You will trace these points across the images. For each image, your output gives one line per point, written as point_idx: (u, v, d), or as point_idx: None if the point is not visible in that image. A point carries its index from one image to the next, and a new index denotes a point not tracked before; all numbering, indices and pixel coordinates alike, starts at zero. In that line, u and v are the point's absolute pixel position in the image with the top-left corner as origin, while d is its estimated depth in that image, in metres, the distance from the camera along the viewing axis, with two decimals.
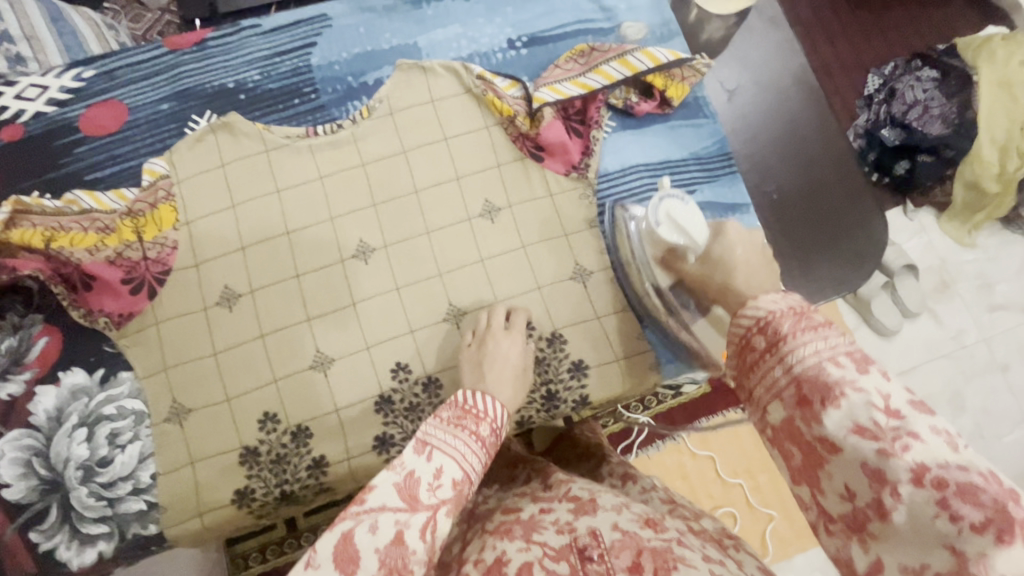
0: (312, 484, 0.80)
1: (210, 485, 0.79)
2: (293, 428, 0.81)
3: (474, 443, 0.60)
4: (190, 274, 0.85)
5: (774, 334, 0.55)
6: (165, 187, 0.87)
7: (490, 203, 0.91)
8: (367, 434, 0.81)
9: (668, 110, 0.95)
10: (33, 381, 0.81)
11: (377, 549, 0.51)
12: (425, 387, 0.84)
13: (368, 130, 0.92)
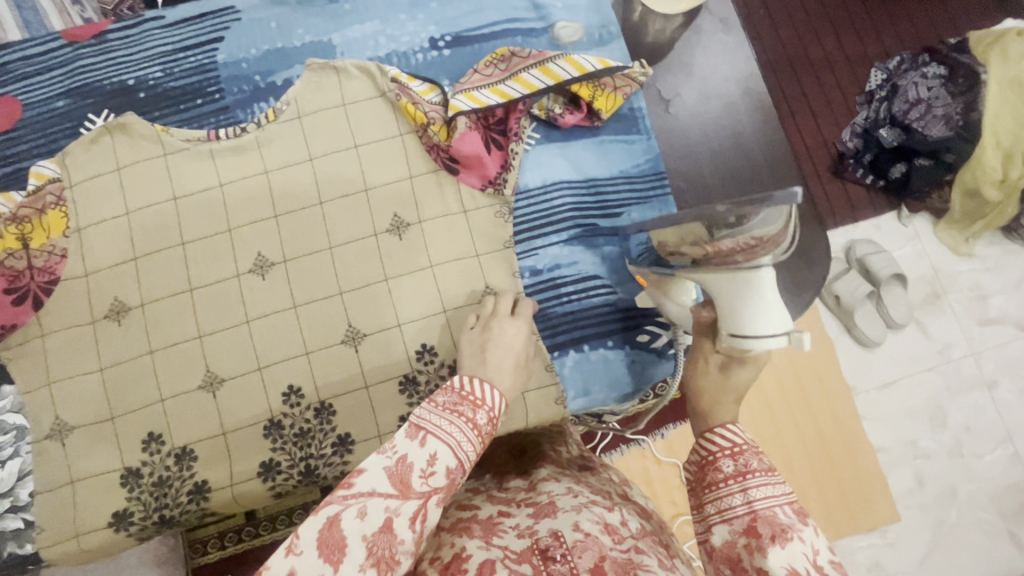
0: (196, 508, 0.78)
1: (87, 507, 0.76)
2: (177, 450, 0.78)
3: (469, 431, 0.52)
4: (79, 284, 0.82)
5: (743, 466, 0.51)
6: (53, 192, 0.83)
7: (399, 217, 0.85)
8: (253, 459, 0.78)
9: (596, 122, 0.88)
10: None
11: (363, 540, 0.44)
12: (317, 412, 0.80)
13: (273, 134, 0.86)
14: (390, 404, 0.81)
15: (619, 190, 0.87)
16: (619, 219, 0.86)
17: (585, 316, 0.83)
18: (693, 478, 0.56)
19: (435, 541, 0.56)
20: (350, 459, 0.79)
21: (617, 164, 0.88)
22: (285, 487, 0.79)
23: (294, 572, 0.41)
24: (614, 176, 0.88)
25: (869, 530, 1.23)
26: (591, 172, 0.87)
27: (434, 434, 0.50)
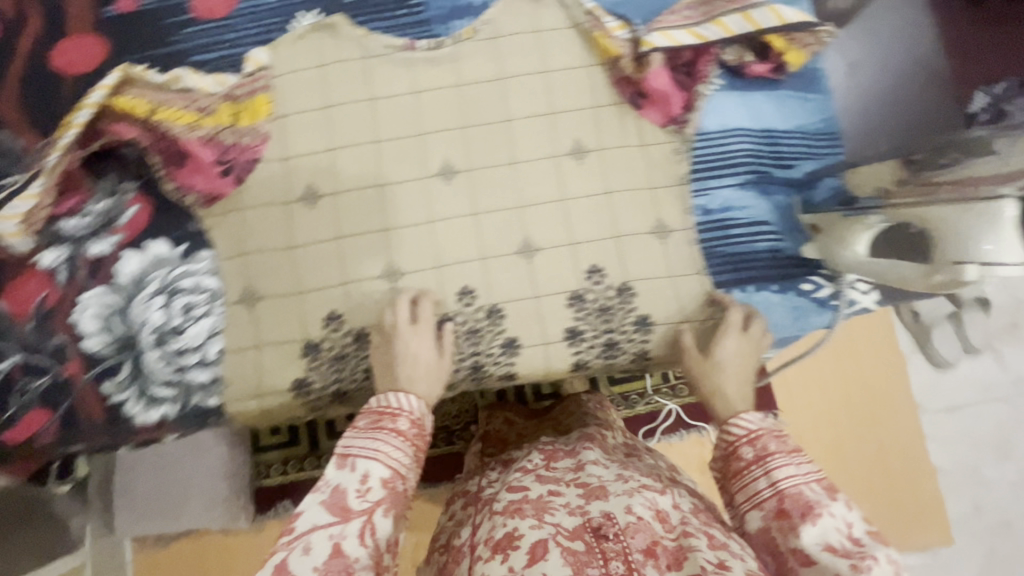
0: (369, 387, 0.83)
1: (269, 369, 0.81)
2: (355, 332, 0.83)
3: (395, 439, 0.67)
4: (277, 167, 0.86)
5: (761, 449, 0.65)
6: (264, 78, 0.88)
7: (580, 143, 0.88)
8: (425, 350, 0.82)
9: (781, 76, 0.90)
10: (120, 244, 0.84)
11: (356, 561, 0.59)
12: (488, 315, 0.84)
13: (467, 51, 0.90)
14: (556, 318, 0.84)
15: (795, 144, 0.89)
16: (793, 171, 0.89)
17: (752, 257, 0.86)
18: (720, 474, 0.69)
19: (491, 523, 0.65)
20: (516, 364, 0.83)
21: (796, 119, 0.90)
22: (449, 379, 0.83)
23: None
24: (791, 130, 0.89)
25: (920, 549, 1.25)
26: (769, 123, 0.89)
27: (363, 456, 0.64)
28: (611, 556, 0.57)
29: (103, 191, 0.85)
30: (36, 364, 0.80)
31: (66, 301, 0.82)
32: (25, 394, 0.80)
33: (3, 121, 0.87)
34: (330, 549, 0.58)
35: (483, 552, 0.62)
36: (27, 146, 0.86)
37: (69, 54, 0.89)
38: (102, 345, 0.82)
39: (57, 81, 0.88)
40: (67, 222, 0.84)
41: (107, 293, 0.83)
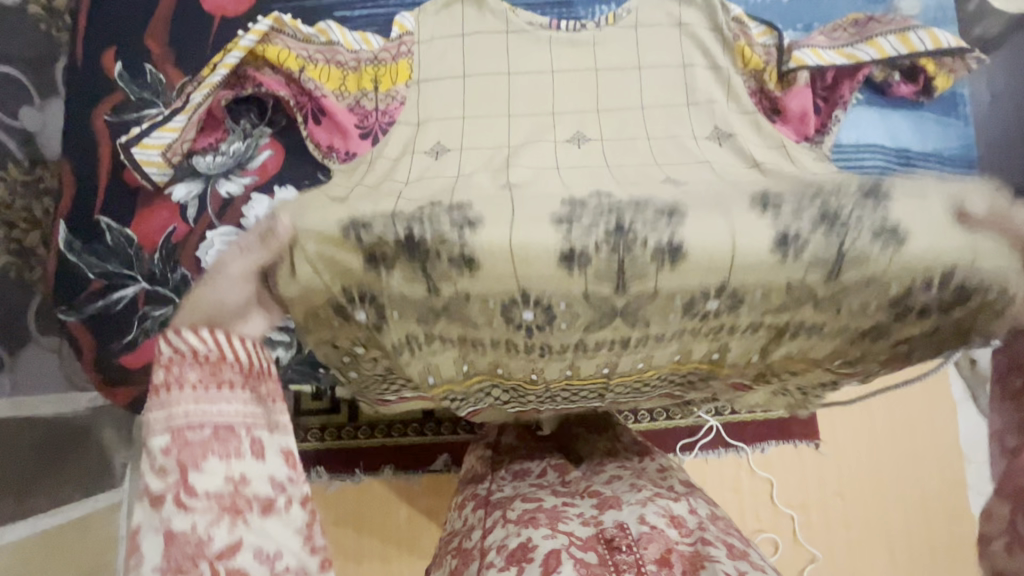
0: (501, 318, 0.47)
1: (226, 275, 0.42)
2: (463, 209, 0.43)
3: (189, 372, 0.40)
4: (406, 127, 0.84)
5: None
6: (408, 44, 0.89)
7: (720, 129, 0.82)
8: (541, 221, 0.42)
9: (923, 99, 0.89)
10: (250, 186, 0.86)
11: (195, 527, 0.39)
12: (728, 194, 0.43)
13: (608, 37, 0.90)
14: (747, 212, 0.42)
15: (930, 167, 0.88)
16: None
17: None
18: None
19: (505, 531, 0.67)
20: (671, 270, 0.43)
21: (932, 143, 0.89)
22: (542, 325, 0.47)
23: None
24: (927, 153, 0.88)
25: None
26: (905, 143, 0.89)
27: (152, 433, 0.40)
28: (623, 566, 0.57)
29: (238, 133, 0.88)
30: (160, 293, 0.82)
31: (193, 236, 0.84)
32: (147, 320, 0.81)
33: (148, 53, 0.88)
34: (171, 503, 0.39)
35: (495, 560, 0.63)
36: (170, 82, 0.88)
37: None
38: None
39: (204, 21, 0.90)
40: (202, 159, 0.86)
41: (232, 234, 0.84)
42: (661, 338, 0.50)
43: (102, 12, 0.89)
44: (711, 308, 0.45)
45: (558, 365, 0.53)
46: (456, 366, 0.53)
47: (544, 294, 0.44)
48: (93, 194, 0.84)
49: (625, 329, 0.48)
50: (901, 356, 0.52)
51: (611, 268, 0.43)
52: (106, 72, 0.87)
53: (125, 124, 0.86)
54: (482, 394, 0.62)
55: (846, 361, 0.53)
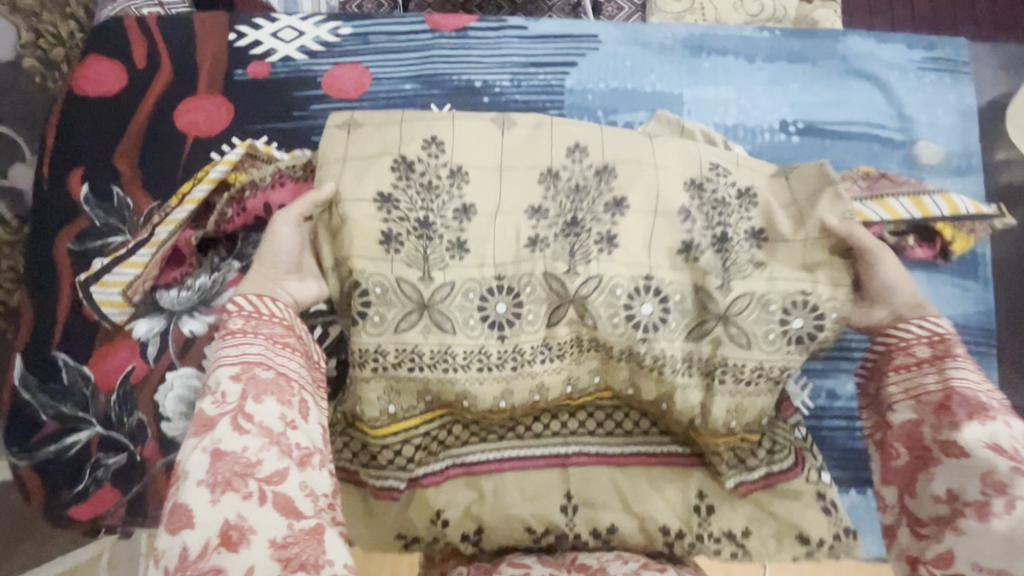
0: (474, 310, 0.72)
1: (354, 229, 0.71)
2: (453, 165, 0.75)
3: (242, 346, 0.62)
4: None
5: (943, 350, 0.64)
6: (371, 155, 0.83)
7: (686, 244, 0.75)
8: (524, 198, 0.74)
9: (942, 261, 0.82)
10: (215, 325, 0.81)
11: (245, 450, 0.56)
12: (597, 174, 0.75)
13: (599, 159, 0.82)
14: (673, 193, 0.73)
15: None
16: None
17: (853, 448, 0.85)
18: (873, 359, 0.69)
19: None
20: (608, 258, 0.71)
21: (945, 310, 0.82)
22: (510, 319, 0.72)
23: (185, 546, 0.52)
24: None
25: None
26: None
27: (214, 370, 0.60)
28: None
29: (205, 266, 0.83)
30: (115, 439, 0.78)
31: (153, 376, 0.80)
32: (99, 468, 0.78)
33: (118, 174, 0.84)
34: (228, 427, 0.57)
35: None
36: (139, 206, 0.84)
37: (193, 113, 0.86)
38: (181, 432, 0.79)
39: (178, 140, 0.85)
40: (166, 293, 0.81)
41: (194, 376, 0.80)
42: (543, 338, 0.72)
43: (71, 125, 0.85)
44: (642, 305, 0.70)
45: (510, 387, 0.72)
46: (420, 397, 0.73)
47: (515, 280, 0.72)
48: (53, 329, 0.80)
49: (567, 313, 0.71)
50: (735, 369, 0.70)
51: (567, 250, 0.72)
52: (72, 193, 0.83)
53: (89, 253, 0.82)
54: (458, 381, 0.72)
55: (719, 419, 0.71)
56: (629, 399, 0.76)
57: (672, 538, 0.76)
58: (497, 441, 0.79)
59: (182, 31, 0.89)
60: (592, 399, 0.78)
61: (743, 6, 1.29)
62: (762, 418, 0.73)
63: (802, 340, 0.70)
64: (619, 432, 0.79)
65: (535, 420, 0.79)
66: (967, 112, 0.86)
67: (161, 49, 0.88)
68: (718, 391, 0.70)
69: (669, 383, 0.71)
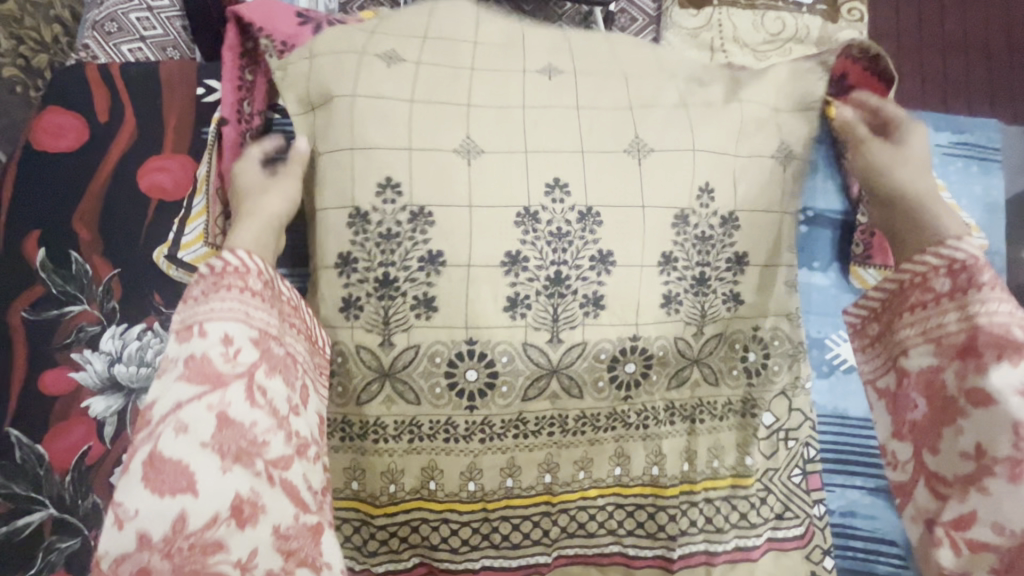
0: (441, 376, 0.73)
1: (324, 301, 0.74)
2: (414, 209, 0.74)
3: (244, 296, 0.54)
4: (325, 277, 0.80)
5: (966, 281, 0.57)
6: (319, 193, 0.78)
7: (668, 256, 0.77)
8: (499, 248, 0.74)
9: None
10: None
11: (253, 425, 0.51)
12: (580, 218, 0.76)
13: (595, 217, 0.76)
14: (657, 236, 0.77)
15: None
16: None
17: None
18: (880, 302, 0.63)
19: None
20: (596, 320, 0.75)
21: None
22: (481, 390, 0.73)
23: (186, 514, 0.47)
24: None
25: None
26: None
27: (214, 318, 0.52)
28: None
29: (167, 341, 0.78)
30: (69, 521, 0.75)
31: (109, 456, 0.77)
32: (53, 552, 0.75)
33: (76, 239, 0.79)
34: (240, 390, 0.51)
35: None
36: (97, 274, 0.79)
37: (158, 174, 0.81)
38: None
39: (139, 204, 0.80)
40: (125, 368, 0.78)
41: None
42: (517, 411, 0.73)
43: (30, 183, 0.80)
44: (625, 365, 0.75)
45: (479, 463, 0.72)
46: (384, 481, 0.72)
47: (487, 347, 0.73)
48: (5, 403, 0.77)
49: (548, 386, 0.74)
50: (712, 405, 0.77)
51: (550, 315, 0.75)
52: (27, 257, 0.79)
53: (45, 321, 0.78)
54: (425, 449, 0.72)
55: (702, 459, 0.75)
56: (617, 484, 0.74)
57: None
58: (463, 548, 0.72)
59: (147, 81, 0.83)
60: (569, 497, 0.73)
61: (764, 24, 1.13)
62: (745, 464, 0.75)
63: (758, 372, 0.78)
64: (605, 534, 0.74)
65: (513, 529, 0.73)
66: (993, 206, 0.79)
67: (124, 101, 0.82)
68: (700, 432, 0.76)
69: (653, 443, 0.74)
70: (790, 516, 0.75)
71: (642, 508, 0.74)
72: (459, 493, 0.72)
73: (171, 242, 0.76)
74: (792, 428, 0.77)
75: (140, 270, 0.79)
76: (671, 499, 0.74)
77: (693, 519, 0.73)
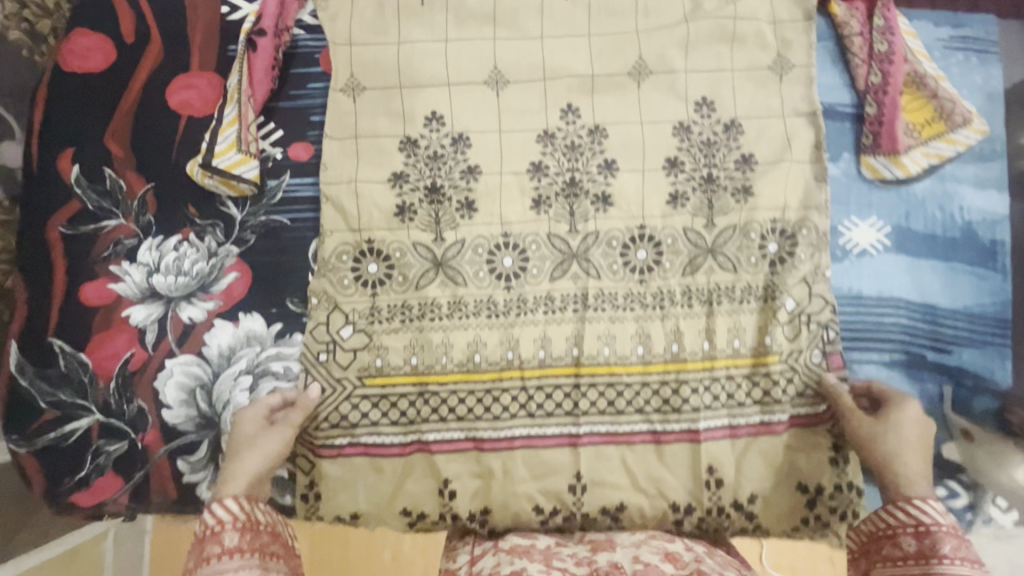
0: (483, 263, 0.80)
1: (372, 202, 0.80)
2: (455, 133, 0.82)
3: (235, 551, 0.61)
4: (344, 188, 0.81)
5: (931, 547, 0.62)
6: (346, 99, 0.82)
7: (673, 159, 0.81)
8: (524, 158, 0.81)
9: (956, 250, 0.80)
10: (214, 312, 0.79)
11: None
12: (591, 132, 0.82)
13: (607, 128, 0.82)
14: (661, 144, 0.82)
15: (957, 327, 0.79)
16: (950, 359, 0.79)
17: None
18: (859, 543, 0.68)
19: (496, 560, 0.67)
20: (604, 215, 0.80)
21: (963, 299, 0.80)
22: (516, 272, 0.80)
23: None
24: (956, 311, 0.79)
25: None
26: (932, 300, 0.79)
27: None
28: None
29: (202, 251, 0.80)
30: (114, 426, 0.77)
31: (152, 363, 0.79)
32: (100, 456, 0.77)
33: (109, 155, 0.81)
34: None
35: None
36: (131, 189, 0.81)
37: (186, 92, 0.83)
38: (182, 418, 0.78)
39: (170, 121, 0.82)
40: (163, 278, 0.80)
41: (193, 362, 0.79)
42: (546, 290, 0.79)
43: (61, 104, 0.82)
44: (637, 251, 0.80)
45: (515, 333, 0.79)
46: (438, 352, 0.79)
47: (519, 238, 0.80)
48: (47, 315, 0.79)
49: (570, 267, 0.80)
50: (730, 292, 0.79)
51: (568, 211, 0.80)
52: (62, 175, 0.81)
53: (82, 236, 0.80)
54: (471, 326, 0.79)
55: (722, 338, 0.78)
56: (641, 363, 0.78)
57: (682, 514, 0.75)
58: (503, 416, 0.77)
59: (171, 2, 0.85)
60: (596, 370, 0.78)
61: None
62: (766, 344, 0.78)
63: (782, 261, 0.80)
64: (632, 408, 0.77)
65: (547, 398, 0.78)
66: (993, 95, 0.83)
67: (150, 23, 0.84)
68: (722, 314, 0.79)
69: (671, 322, 0.79)
70: (812, 395, 0.78)
71: (668, 386, 0.78)
72: (500, 361, 0.78)
73: (204, 151, 0.78)
74: (813, 312, 0.79)
75: (174, 184, 0.81)
76: (693, 374, 0.78)
77: (717, 393, 0.77)
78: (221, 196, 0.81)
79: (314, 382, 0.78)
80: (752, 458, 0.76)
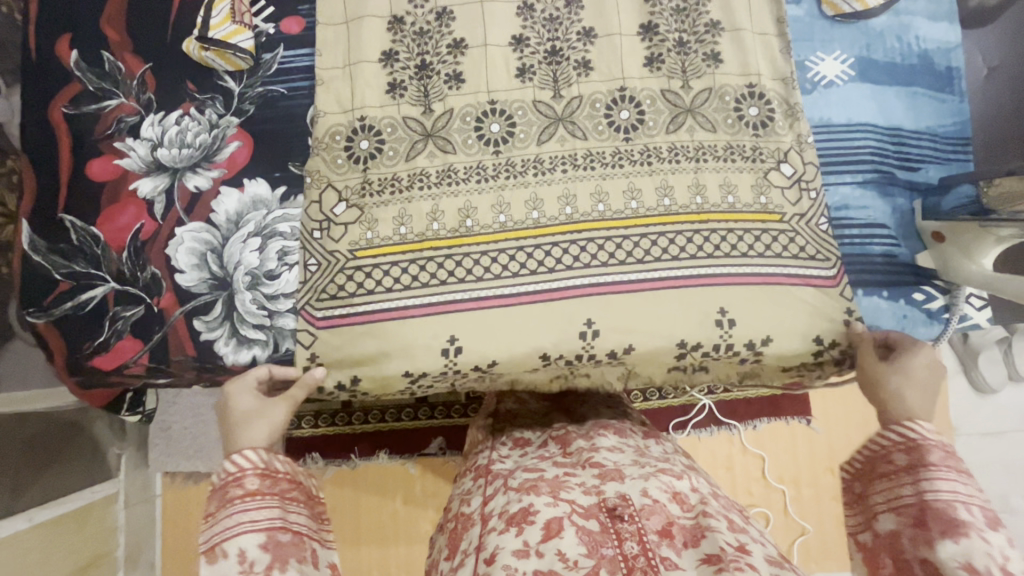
0: (472, 131, 0.83)
1: (364, 83, 0.84)
2: (438, 9, 0.86)
3: (248, 502, 0.59)
4: (339, 72, 0.85)
5: (918, 459, 0.58)
6: None
7: (649, 22, 0.86)
8: (506, 31, 0.85)
9: (913, 76, 0.86)
10: (219, 179, 0.82)
11: None
12: (568, 3, 0.86)
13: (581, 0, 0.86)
14: (634, 11, 0.86)
15: (922, 146, 0.85)
16: (917, 175, 0.84)
17: (868, 265, 0.83)
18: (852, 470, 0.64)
19: (506, 498, 0.61)
20: (586, 79, 0.85)
21: (925, 120, 0.85)
22: (503, 137, 0.83)
23: None
24: (919, 131, 0.85)
25: None
26: (896, 122, 0.85)
27: (229, 538, 0.57)
28: (626, 537, 0.52)
29: (204, 124, 0.83)
30: (130, 292, 0.80)
31: (162, 232, 0.81)
32: (119, 321, 0.79)
33: (105, 39, 0.84)
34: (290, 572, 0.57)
35: (494, 525, 0.58)
36: (130, 70, 0.84)
37: None
38: (195, 281, 0.80)
39: (163, 6, 0.85)
40: (167, 151, 0.82)
41: (203, 229, 0.81)
42: (534, 155, 0.83)
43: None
44: (620, 112, 0.84)
45: (505, 198, 0.82)
46: (427, 220, 0.81)
47: (506, 105, 0.84)
48: (57, 191, 0.81)
49: (557, 132, 0.84)
50: (704, 152, 0.83)
51: (552, 77, 0.85)
52: (62, 60, 0.83)
53: (85, 116, 0.82)
54: (461, 193, 0.82)
55: (714, 195, 0.81)
56: (633, 217, 0.81)
57: (685, 350, 0.78)
58: (507, 275, 0.80)
59: None
60: (591, 226, 0.81)
61: None
62: (762, 203, 0.81)
63: (763, 124, 0.83)
64: (632, 259, 0.80)
65: (546, 258, 0.80)
66: None
67: None
68: (707, 169, 0.82)
69: (659, 178, 0.82)
70: (821, 258, 0.80)
71: (664, 237, 0.80)
72: (493, 225, 0.81)
73: (200, 26, 0.82)
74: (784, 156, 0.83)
75: (171, 63, 0.84)
76: (689, 227, 0.80)
77: (717, 244, 0.80)
78: (218, 71, 0.85)
79: (310, 258, 0.81)
80: (758, 302, 0.78)
